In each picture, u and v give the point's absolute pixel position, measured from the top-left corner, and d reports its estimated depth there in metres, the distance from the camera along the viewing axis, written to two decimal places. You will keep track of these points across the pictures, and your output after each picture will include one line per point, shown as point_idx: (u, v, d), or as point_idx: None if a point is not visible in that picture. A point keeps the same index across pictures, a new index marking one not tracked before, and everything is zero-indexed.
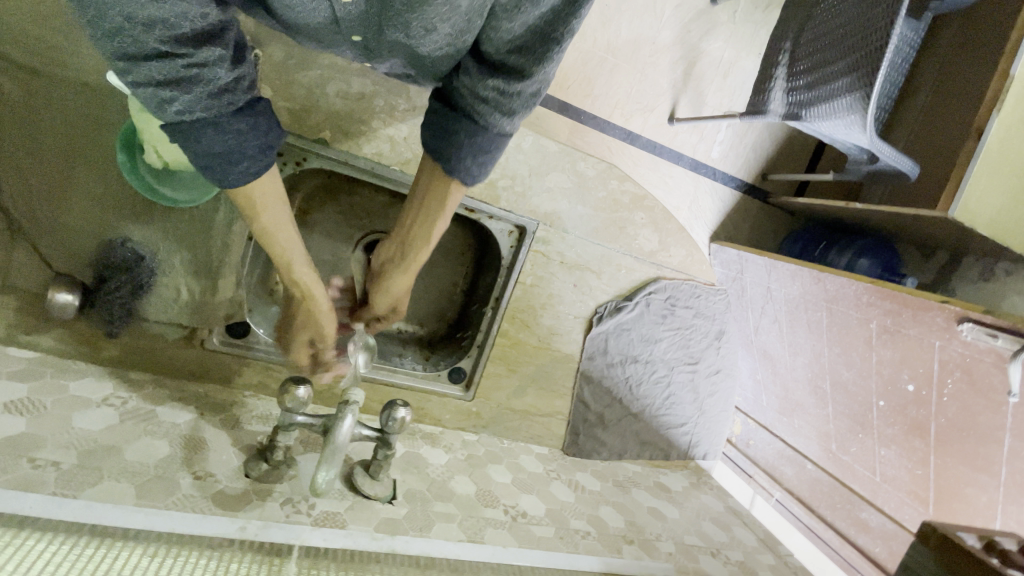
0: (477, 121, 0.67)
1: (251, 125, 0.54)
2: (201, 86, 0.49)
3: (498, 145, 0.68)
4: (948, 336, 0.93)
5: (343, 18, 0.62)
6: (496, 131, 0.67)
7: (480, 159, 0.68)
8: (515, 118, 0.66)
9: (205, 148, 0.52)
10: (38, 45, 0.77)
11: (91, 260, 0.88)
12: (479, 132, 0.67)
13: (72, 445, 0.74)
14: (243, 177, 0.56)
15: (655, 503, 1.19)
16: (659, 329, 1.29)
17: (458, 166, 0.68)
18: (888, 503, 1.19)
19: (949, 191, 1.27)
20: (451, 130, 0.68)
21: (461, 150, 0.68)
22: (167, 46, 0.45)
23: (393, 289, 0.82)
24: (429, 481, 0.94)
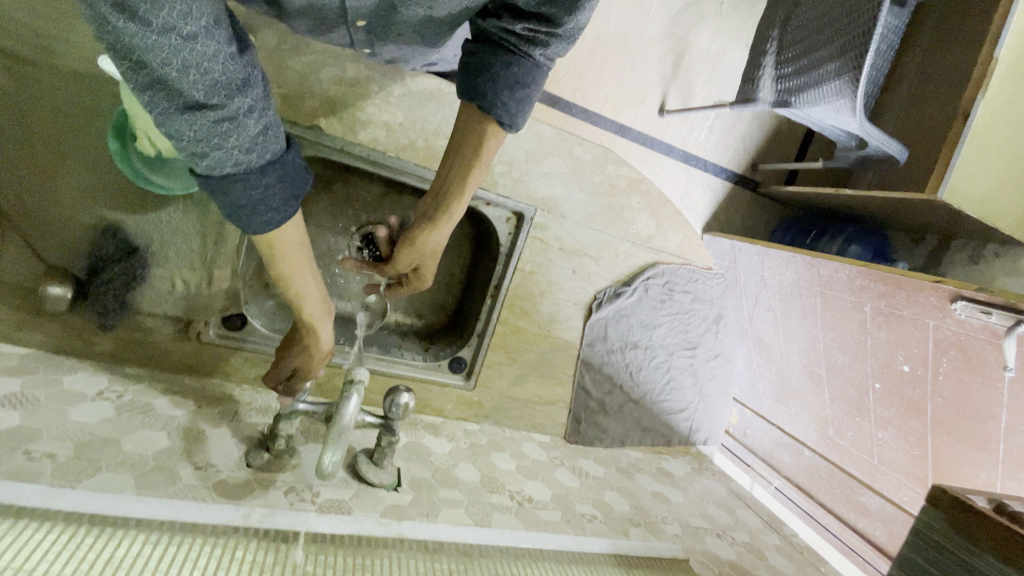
0: (513, 58, 0.70)
1: (278, 178, 0.53)
2: (234, 139, 0.48)
3: (534, 81, 0.72)
4: (942, 315, 0.94)
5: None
6: (532, 66, 0.71)
7: (519, 96, 0.71)
8: (549, 51, 0.70)
9: (230, 200, 0.51)
10: (24, 31, 0.76)
11: (83, 252, 0.86)
12: (515, 66, 0.70)
13: (68, 437, 0.73)
14: (264, 227, 0.55)
15: (659, 488, 1.19)
16: (658, 314, 1.29)
17: (496, 104, 0.71)
18: (886, 485, 1.18)
19: (937, 173, 1.29)
20: (486, 67, 0.71)
21: (496, 87, 0.70)
22: (199, 96, 0.45)
23: (418, 243, 0.80)
24: (433, 469, 0.93)
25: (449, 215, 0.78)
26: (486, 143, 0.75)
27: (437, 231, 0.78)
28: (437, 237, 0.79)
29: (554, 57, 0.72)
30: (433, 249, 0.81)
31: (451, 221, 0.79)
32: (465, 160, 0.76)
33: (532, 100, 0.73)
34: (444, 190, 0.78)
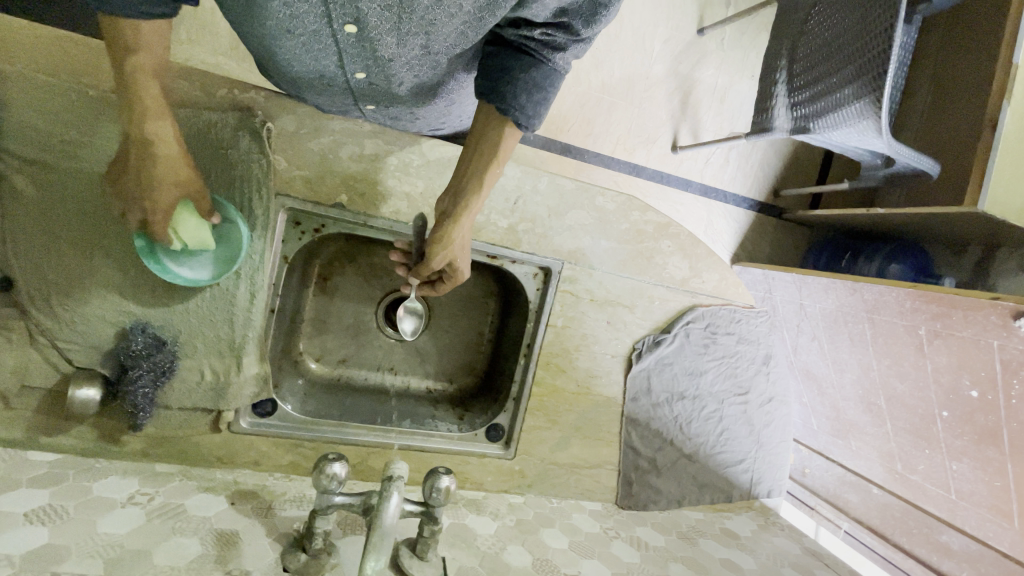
0: (532, 61, 0.71)
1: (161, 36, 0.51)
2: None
3: (553, 84, 0.73)
4: (1007, 334, 0.86)
5: (346, 51, 0.69)
6: (550, 70, 0.72)
7: (537, 99, 0.71)
8: (566, 54, 0.72)
9: None
10: (53, 142, 0.78)
11: (109, 350, 0.84)
12: (535, 69, 0.70)
13: (97, 553, 0.69)
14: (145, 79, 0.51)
15: (726, 554, 1.08)
16: (702, 360, 1.22)
17: (515, 104, 0.71)
18: (968, 522, 1.06)
19: (974, 182, 1.21)
20: (505, 68, 0.71)
21: (516, 89, 0.70)
22: None
23: (443, 242, 0.78)
24: (481, 556, 0.86)
25: (469, 209, 0.77)
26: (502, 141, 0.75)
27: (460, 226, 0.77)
28: (460, 232, 0.78)
29: (570, 60, 0.73)
30: (459, 244, 0.80)
31: (471, 214, 0.77)
32: (479, 154, 0.75)
33: (549, 103, 0.73)
34: (463, 186, 0.77)
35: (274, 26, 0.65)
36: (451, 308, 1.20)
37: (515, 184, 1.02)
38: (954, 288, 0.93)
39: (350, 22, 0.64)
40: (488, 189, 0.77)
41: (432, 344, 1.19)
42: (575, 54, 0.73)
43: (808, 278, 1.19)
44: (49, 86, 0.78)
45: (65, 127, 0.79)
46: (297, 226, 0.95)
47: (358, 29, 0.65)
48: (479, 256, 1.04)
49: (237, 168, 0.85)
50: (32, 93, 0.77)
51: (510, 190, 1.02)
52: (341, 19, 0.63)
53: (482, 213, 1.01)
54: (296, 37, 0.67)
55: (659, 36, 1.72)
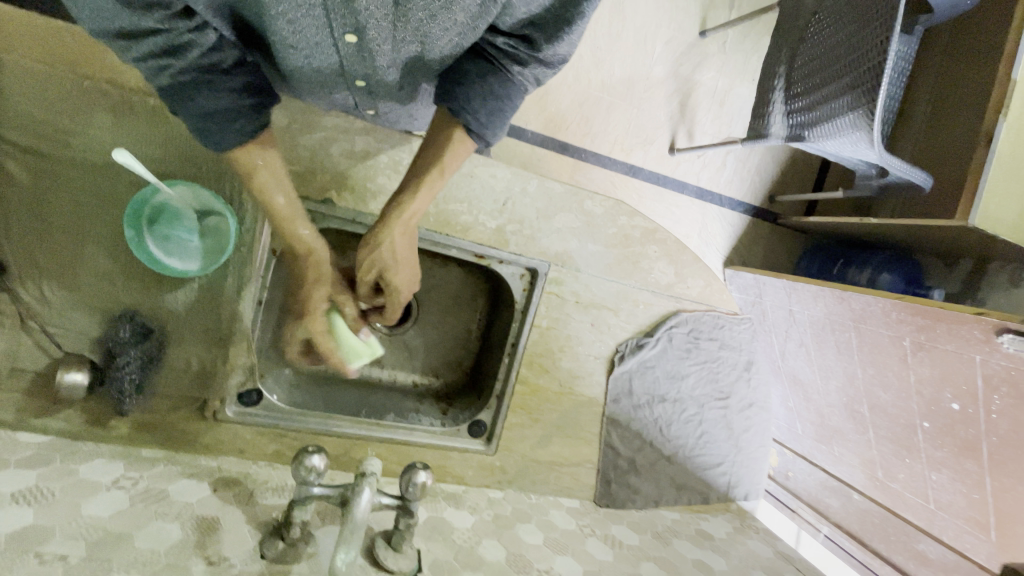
0: (491, 69, 0.72)
1: (239, 83, 0.65)
2: (209, 84, 0.62)
3: (510, 97, 0.74)
4: (988, 349, 0.87)
5: (345, 58, 0.70)
6: (508, 81, 0.73)
7: (491, 106, 0.72)
8: (526, 71, 0.73)
9: (201, 107, 0.62)
10: (48, 130, 0.79)
11: (100, 336, 0.86)
12: (493, 76, 0.71)
13: (80, 535, 0.71)
14: (237, 136, 0.66)
15: (699, 555, 1.11)
16: (685, 364, 1.24)
17: (468, 107, 0.71)
18: (945, 532, 1.08)
19: (966, 198, 1.23)
20: (464, 73, 0.72)
21: (470, 94, 0.71)
22: (162, 23, 0.55)
23: (372, 242, 0.76)
24: (456, 549, 0.89)
25: (403, 211, 0.76)
26: (447, 146, 0.74)
27: (391, 229, 0.75)
28: (390, 236, 0.76)
29: (530, 78, 0.75)
30: (390, 251, 0.77)
31: (404, 219, 0.75)
32: (426, 157, 0.76)
33: (504, 112, 0.74)
34: (402, 188, 0.77)
35: (275, 38, 0.65)
36: (440, 304, 1.21)
37: (504, 185, 1.03)
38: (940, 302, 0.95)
39: (351, 31, 0.65)
40: (426, 195, 0.76)
41: (420, 339, 1.21)
42: (539, 73, 0.74)
43: (799, 284, 1.21)
44: (44, 73, 0.78)
45: (60, 115, 0.80)
46: None
47: (359, 39, 0.66)
48: (466, 255, 1.05)
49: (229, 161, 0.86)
50: (29, 81, 0.78)
51: (498, 191, 1.03)
52: (342, 29, 0.64)
53: (471, 213, 1.03)
54: (295, 51, 0.68)
55: (661, 38, 1.72)
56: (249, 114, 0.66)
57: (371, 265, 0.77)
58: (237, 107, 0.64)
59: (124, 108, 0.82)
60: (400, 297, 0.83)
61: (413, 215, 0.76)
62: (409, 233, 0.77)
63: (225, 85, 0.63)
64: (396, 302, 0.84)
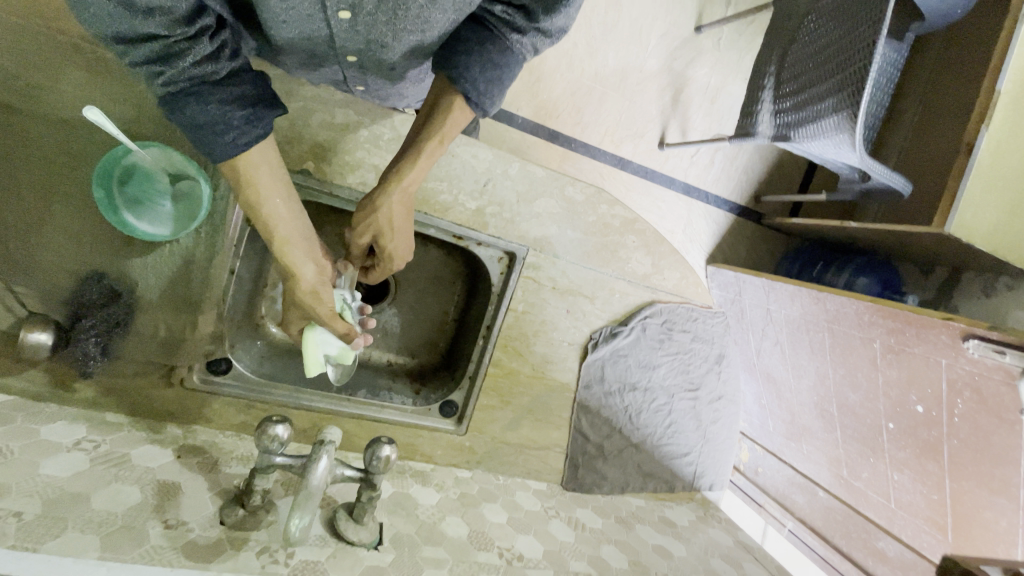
0: (490, 37, 0.71)
1: (233, 95, 0.60)
2: (199, 95, 0.58)
3: (508, 65, 0.73)
4: (954, 354, 0.89)
5: (339, 36, 0.70)
6: (507, 49, 0.72)
7: (489, 75, 0.71)
8: (525, 39, 0.73)
9: (191, 118, 0.59)
10: (17, 83, 0.77)
11: (66, 297, 0.85)
12: (490, 43, 0.71)
13: (37, 493, 0.70)
14: (228, 150, 0.61)
15: (661, 540, 1.13)
16: (657, 354, 1.26)
17: (465, 75, 0.70)
18: (904, 531, 1.10)
19: (943, 207, 1.25)
20: (462, 40, 0.72)
21: (469, 60, 0.70)
22: (163, 29, 0.53)
23: (371, 211, 0.75)
24: (419, 524, 0.90)
25: (402, 181, 0.74)
26: (450, 115, 0.73)
27: (388, 196, 0.74)
28: (387, 203, 0.74)
29: (528, 48, 0.74)
30: (386, 218, 0.76)
31: (402, 187, 0.74)
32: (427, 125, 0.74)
33: (503, 83, 0.73)
34: (401, 156, 0.75)
35: (268, 15, 0.65)
36: (417, 285, 1.21)
37: (485, 167, 1.03)
38: (912, 305, 0.96)
39: (344, 9, 0.64)
40: (426, 163, 0.74)
41: (396, 318, 1.21)
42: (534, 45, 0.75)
43: (776, 283, 1.22)
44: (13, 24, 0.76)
45: (28, 67, 0.77)
46: None
47: (353, 15, 0.65)
48: (444, 235, 1.05)
49: None
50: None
51: (479, 172, 1.03)
52: (336, 7, 0.64)
53: (450, 193, 1.02)
54: (289, 26, 0.68)
55: (656, 30, 1.71)
56: (242, 127, 0.61)
57: (366, 229, 0.77)
58: (228, 119, 0.60)
59: (98, 65, 0.80)
60: (393, 261, 0.83)
61: (414, 184, 0.75)
62: (407, 201, 0.76)
63: (218, 97, 0.59)
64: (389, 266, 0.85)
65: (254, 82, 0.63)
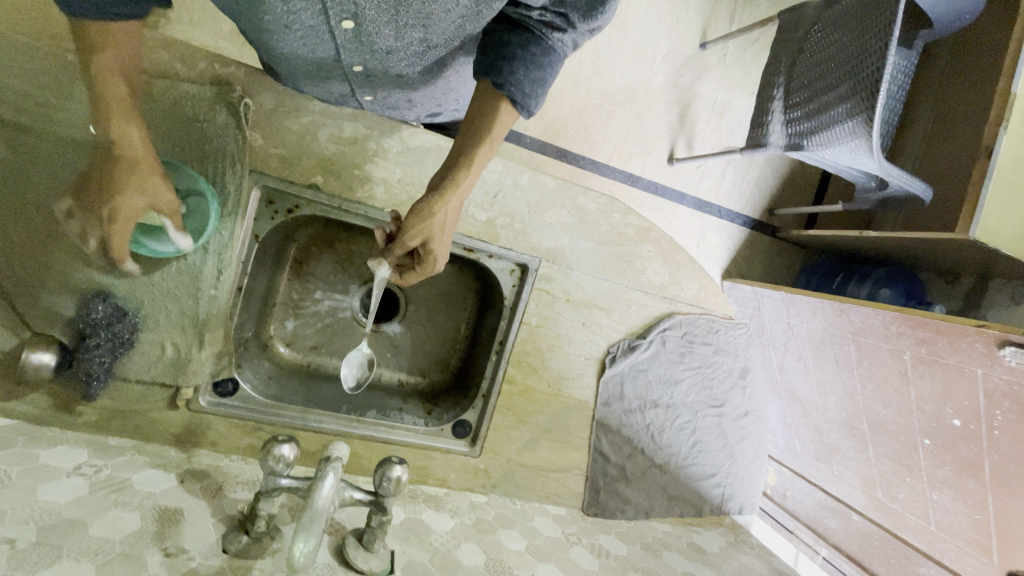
0: (532, 38, 0.72)
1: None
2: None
3: (551, 64, 0.74)
4: (990, 363, 0.84)
5: (344, 47, 0.71)
6: (548, 48, 0.73)
7: (534, 76, 0.72)
8: (565, 37, 0.73)
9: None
10: (30, 104, 0.78)
11: (71, 317, 0.83)
12: (534, 45, 0.72)
13: (33, 519, 0.66)
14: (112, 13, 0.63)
15: (690, 568, 1.06)
16: (678, 369, 1.21)
17: (512, 78, 0.71)
18: (947, 555, 1.02)
19: (966, 211, 1.20)
20: (505, 43, 0.71)
21: (515, 64, 0.71)
22: None
23: (425, 215, 0.74)
24: (433, 552, 0.85)
25: (457, 185, 0.74)
26: (498, 116, 0.74)
27: (445, 201, 0.74)
28: (444, 208, 0.75)
29: (569, 45, 0.75)
30: (440, 223, 0.76)
31: (459, 193, 0.75)
32: (477, 129, 0.74)
33: (546, 82, 0.74)
34: (453, 162, 0.75)
35: (273, 25, 0.66)
36: (427, 302, 1.19)
37: (495, 178, 1.01)
38: (942, 313, 0.91)
39: (348, 18, 0.65)
40: (478, 169, 0.75)
41: (407, 336, 1.18)
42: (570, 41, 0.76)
43: (797, 297, 1.17)
44: (29, 47, 0.77)
45: (41, 88, 0.78)
46: (270, 205, 0.94)
47: (356, 24, 0.66)
48: (455, 248, 1.03)
49: (214, 142, 0.85)
50: (12, 53, 0.77)
51: (489, 184, 1.01)
52: (339, 16, 0.65)
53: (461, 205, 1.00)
54: (294, 40, 0.69)
55: (661, 48, 1.72)
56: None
57: (418, 235, 0.76)
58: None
59: None
60: (435, 265, 0.83)
61: (468, 188, 0.76)
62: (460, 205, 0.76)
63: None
64: (428, 269, 0.84)
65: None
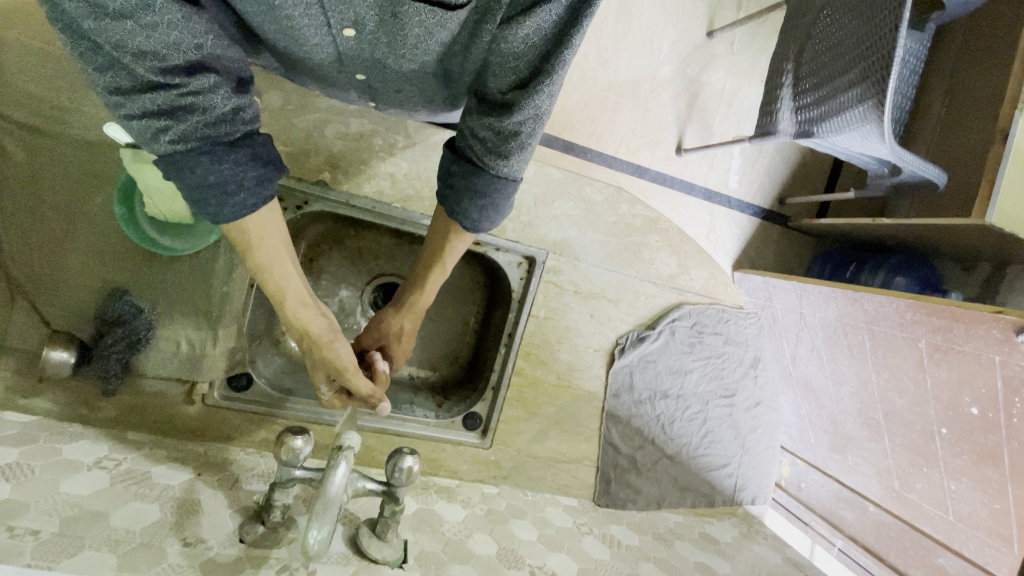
0: (476, 168, 0.72)
1: (247, 156, 0.57)
2: (210, 153, 0.55)
3: (497, 187, 0.72)
4: (1009, 350, 0.84)
5: (347, 56, 0.70)
6: (493, 172, 0.71)
7: (478, 203, 0.72)
8: (510, 160, 0.70)
9: (200, 177, 0.55)
10: (45, 107, 0.80)
11: (90, 315, 0.85)
12: (476, 176, 0.72)
13: (55, 512, 0.68)
14: (236, 211, 0.58)
15: (702, 558, 1.05)
16: (688, 359, 1.20)
17: (458, 208, 0.73)
18: (966, 547, 1.00)
19: (981, 197, 1.18)
20: (453, 177, 0.74)
21: (461, 197, 0.73)
22: (159, 77, 0.50)
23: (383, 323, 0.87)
24: (445, 541, 0.86)
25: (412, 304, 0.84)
26: (449, 246, 0.79)
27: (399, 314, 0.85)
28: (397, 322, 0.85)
29: (519, 162, 0.71)
30: (396, 332, 0.87)
31: (412, 309, 0.84)
32: (431, 255, 0.81)
33: (496, 204, 0.73)
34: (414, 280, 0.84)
35: (276, 33, 0.64)
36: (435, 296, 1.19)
37: None
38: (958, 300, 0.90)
39: (349, 26, 0.63)
40: (431, 291, 0.83)
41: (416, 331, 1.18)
42: (526, 158, 0.72)
43: (808, 286, 1.16)
44: (44, 52, 0.79)
45: (56, 91, 0.80)
46: (280, 202, 0.94)
47: (357, 32, 0.64)
48: None
49: None
50: (25, 57, 0.78)
51: None
52: (340, 24, 0.62)
53: None
54: (302, 49, 0.69)
55: (667, 39, 1.70)
56: (251, 188, 0.58)
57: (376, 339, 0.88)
58: (239, 178, 0.57)
59: None
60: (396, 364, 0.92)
61: (422, 307, 0.85)
62: (414, 319, 0.85)
63: (230, 157, 0.56)
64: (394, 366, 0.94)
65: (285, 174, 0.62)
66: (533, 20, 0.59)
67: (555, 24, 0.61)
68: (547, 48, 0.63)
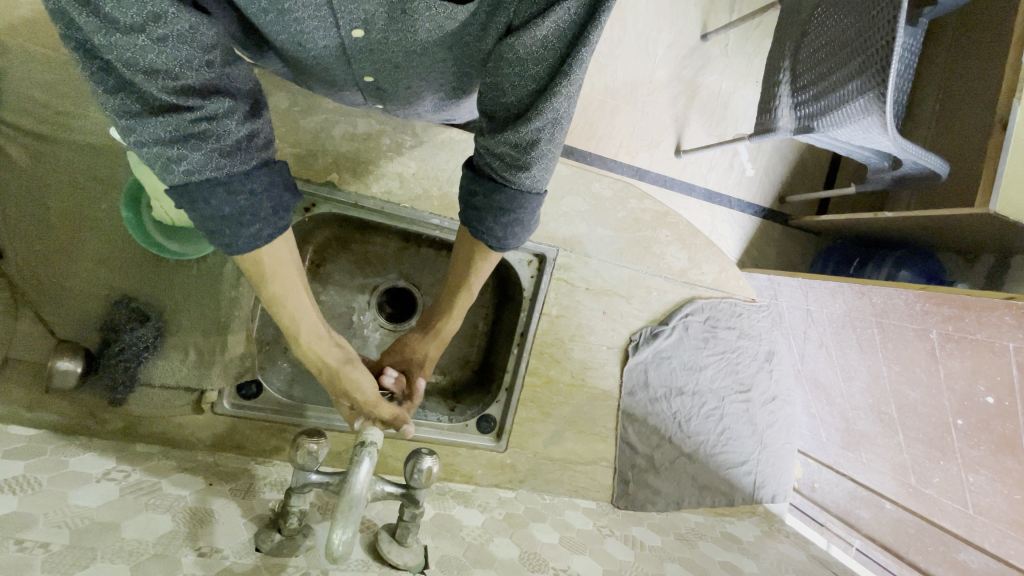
0: (496, 185, 0.67)
1: (265, 185, 0.54)
2: (227, 183, 0.51)
3: (522, 202, 0.68)
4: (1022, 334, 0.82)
5: (355, 59, 0.68)
6: (517, 188, 0.67)
7: (504, 219, 0.68)
8: (533, 172, 0.65)
9: (213, 209, 0.51)
10: (50, 112, 0.79)
11: (97, 324, 0.84)
12: (498, 192, 0.67)
13: (65, 523, 0.65)
14: (252, 242, 0.54)
15: (728, 557, 1.02)
16: (702, 355, 1.19)
17: (482, 227, 0.69)
18: (987, 539, 0.98)
19: (985, 184, 1.17)
20: (473, 195, 0.69)
21: (482, 213, 0.69)
22: (172, 98, 0.45)
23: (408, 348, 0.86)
24: (466, 546, 0.83)
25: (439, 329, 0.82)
26: (474, 269, 0.76)
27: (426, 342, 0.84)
28: (422, 349, 0.85)
29: (542, 173, 0.66)
30: (420, 359, 0.85)
31: (438, 336, 0.83)
32: (454, 280, 0.79)
33: (522, 221, 0.69)
34: (440, 307, 0.82)
35: (284, 38, 0.64)
36: None
37: None
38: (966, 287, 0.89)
39: (358, 27, 0.61)
40: (458, 316, 0.81)
41: None
42: (547, 169, 0.67)
43: (814, 282, 1.15)
44: (49, 58, 0.79)
45: (61, 97, 0.79)
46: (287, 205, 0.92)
47: (366, 33, 0.62)
48: None
49: None
50: (30, 64, 0.78)
51: None
52: (349, 26, 0.61)
53: None
54: (308, 54, 0.68)
55: (662, 42, 1.72)
56: (270, 221, 0.55)
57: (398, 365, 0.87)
58: (255, 208, 0.53)
59: None
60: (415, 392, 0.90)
61: (449, 332, 0.83)
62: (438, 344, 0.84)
63: (247, 187, 0.52)
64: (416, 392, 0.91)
65: (283, 171, 0.57)
66: (546, 20, 0.55)
67: (571, 23, 0.56)
68: (564, 49, 0.58)
